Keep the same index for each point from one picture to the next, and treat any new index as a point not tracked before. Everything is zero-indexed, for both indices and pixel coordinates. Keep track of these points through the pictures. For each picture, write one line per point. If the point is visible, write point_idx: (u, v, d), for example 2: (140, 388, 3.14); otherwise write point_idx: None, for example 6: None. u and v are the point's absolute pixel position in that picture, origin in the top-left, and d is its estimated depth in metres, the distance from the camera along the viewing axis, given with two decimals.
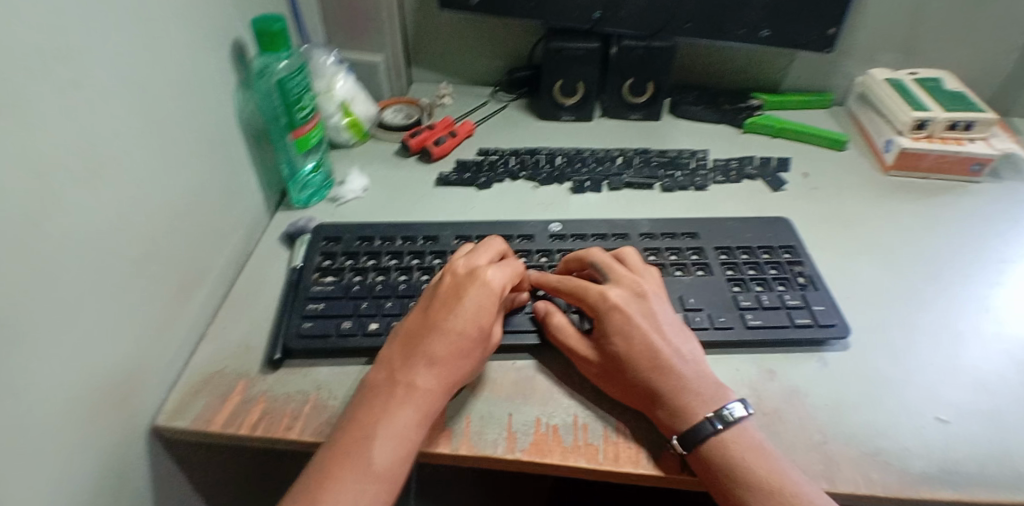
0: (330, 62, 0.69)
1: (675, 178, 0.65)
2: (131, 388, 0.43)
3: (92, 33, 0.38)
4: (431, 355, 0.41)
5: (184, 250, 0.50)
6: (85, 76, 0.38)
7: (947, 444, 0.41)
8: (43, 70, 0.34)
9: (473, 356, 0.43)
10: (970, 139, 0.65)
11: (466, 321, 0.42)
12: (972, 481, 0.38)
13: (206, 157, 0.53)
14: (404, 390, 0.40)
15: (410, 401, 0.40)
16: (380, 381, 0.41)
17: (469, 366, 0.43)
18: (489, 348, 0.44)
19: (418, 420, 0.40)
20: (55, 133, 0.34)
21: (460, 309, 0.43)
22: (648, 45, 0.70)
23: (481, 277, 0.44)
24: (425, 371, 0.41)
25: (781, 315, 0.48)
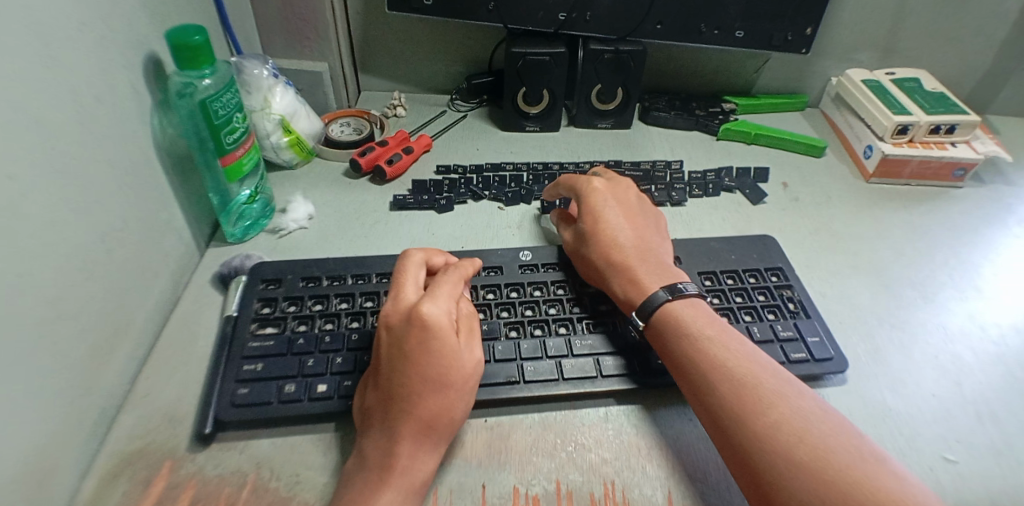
0: (264, 75, 0.60)
1: (651, 193, 0.60)
2: (31, 488, 0.35)
3: None
4: (404, 430, 0.37)
5: (97, 307, 0.42)
6: None
7: (959, 483, 0.40)
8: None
9: (451, 409, 0.39)
10: (952, 143, 0.65)
11: (427, 382, 0.38)
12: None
13: (120, 194, 0.45)
14: (384, 476, 0.36)
15: (395, 485, 0.35)
16: (358, 469, 0.37)
17: (451, 424, 0.39)
18: (468, 395, 0.40)
19: (408, 504, 0.35)
20: None
21: (416, 372, 0.38)
22: (616, 50, 0.65)
23: (428, 329, 0.39)
24: (405, 448, 0.37)
25: (774, 349, 0.45)
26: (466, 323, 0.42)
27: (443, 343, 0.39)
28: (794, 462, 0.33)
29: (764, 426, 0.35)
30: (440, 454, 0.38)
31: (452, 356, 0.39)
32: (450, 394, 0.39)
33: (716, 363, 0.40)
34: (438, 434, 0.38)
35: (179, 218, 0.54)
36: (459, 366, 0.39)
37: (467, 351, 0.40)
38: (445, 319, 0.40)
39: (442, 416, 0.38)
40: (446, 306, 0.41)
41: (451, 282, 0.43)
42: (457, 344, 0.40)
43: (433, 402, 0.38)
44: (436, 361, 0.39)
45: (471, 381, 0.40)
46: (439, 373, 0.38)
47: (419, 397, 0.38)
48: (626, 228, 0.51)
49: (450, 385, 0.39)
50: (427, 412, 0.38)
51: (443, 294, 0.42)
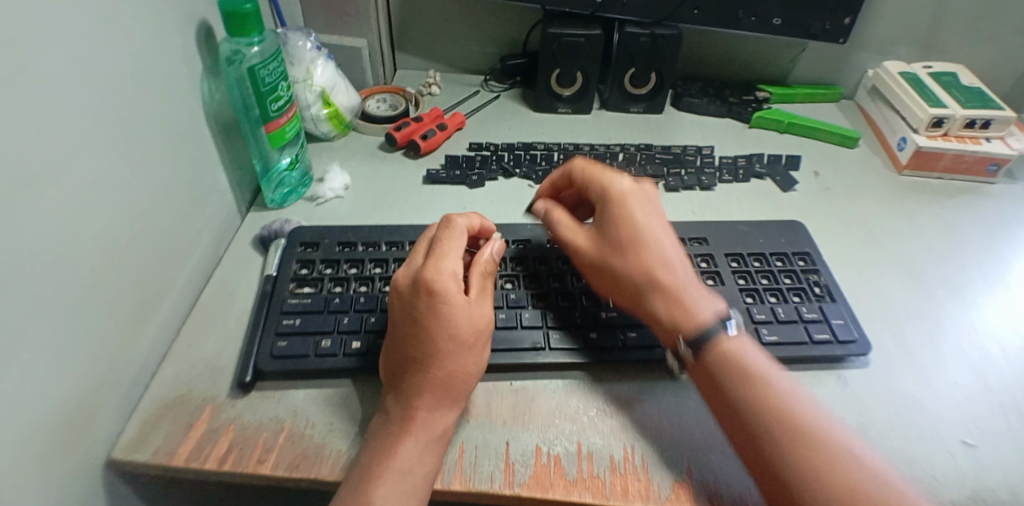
0: (308, 47, 0.62)
1: (680, 177, 0.61)
2: (80, 421, 0.37)
3: (38, 9, 0.33)
4: (420, 387, 0.39)
5: (144, 259, 0.44)
6: (34, 59, 0.32)
7: (980, 469, 0.41)
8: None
9: (464, 366, 0.40)
10: (987, 139, 0.65)
11: (438, 343, 0.40)
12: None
13: (170, 154, 0.47)
14: (403, 427, 0.38)
15: (414, 436, 0.37)
16: (380, 421, 0.39)
17: (466, 380, 0.40)
18: (481, 352, 0.42)
19: (427, 454, 0.37)
20: None
21: (426, 332, 0.40)
22: (651, 33, 0.65)
23: (434, 292, 0.40)
24: (422, 403, 0.39)
25: (798, 330, 0.46)
26: (478, 285, 0.44)
27: (449, 305, 0.41)
28: (825, 467, 0.34)
29: (789, 431, 0.36)
30: (457, 407, 0.40)
31: (461, 317, 0.41)
32: (462, 352, 0.40)
33: (717, 339, 0.41)
34: (454, 392, 0.40)
35: (225, 181, 0.56)
36: (468, 326, 0.41)
37: (477, 311, 0.42)
38: (450, 282, 0.42)
39: (455, 372, 0.40)
40: (454, 270, 0.43)
41: (463, 247, 0.45)
42: (465, 304, 0.41)
43: (446, 360, 0.40)
44: (445, 322, 0.40)
45: (482, 340, 0.42)
46: (448, 333, 0.40)
47: (431, 357, 0.39)
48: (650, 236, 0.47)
49: (461, 344, 0.40)
50: (440, 369, 0.39)
51: (451, 258, 0.43)
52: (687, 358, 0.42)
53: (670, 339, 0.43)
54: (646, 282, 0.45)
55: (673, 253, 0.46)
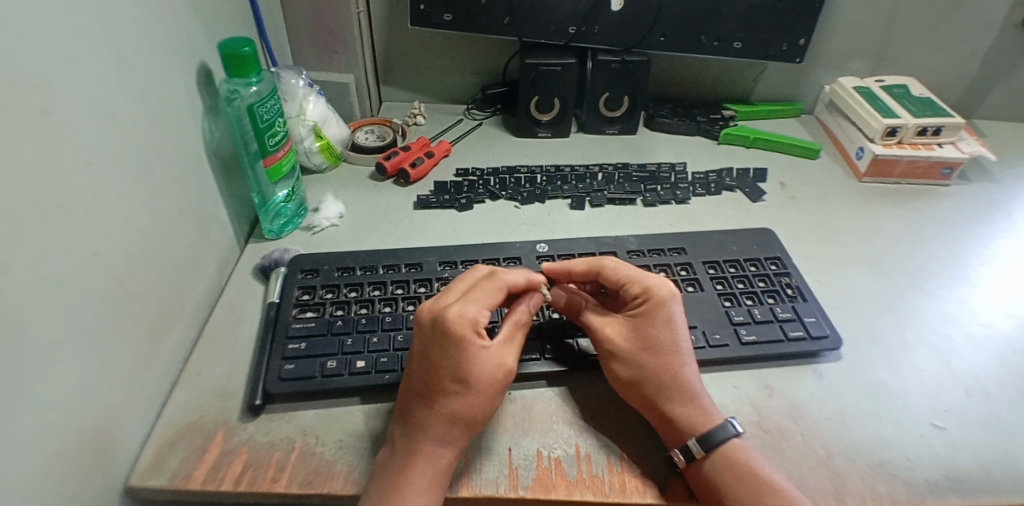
0: (300, 84, 0.65)
1: (657, 192, 0.65)
2: (100, 450, 0.39)
3: (59, 63, 0.36)
4: (427, 423, 0.40)
5: (155, 291, 0.46)
6: (55, 108, 0.35)
7: (951, 450, 0.44)
8: (9, 108, 0.31)
9: (473, 408, 0.41)
10: (939, 144, 0.70)
11: (449, 385, 0.41)
12: (977, 488, 0.42)
13: (175, 191, 0.50)
14: (409, 463, 0.39)
15: (419, 471, 0.39)
16: (388, 456, 0.41)
17: (474, 421, 0.41)
18: (494, 397, 0.42)
19: (433, 488, 0.39)
20: (17, 178, 0.32)
21: (439, 373, 0.41)
22: (623, 60, 0.70)
23: (453, 338, 0.41)
24: (428, 443, 0.40)
25: (774, 328, 0.50)
26: (507, 331, 0.44)
27: (463, 349, 0.41)
28: None
29: (760, 484, 0.39)
30: (462, 445, 0.41)
31: (476, 362, 0.41)
32: (471, 395, 0.41)
33: (726, 447, 0.41)
34: (462, 431, 0.41)
35: (225, 214, 0.59)
36: (482, 371, 0.41)
37: (494, 357, 0.42)
38: (469, 329, 0.42)
39: (463, 414, 0.41)
40: (477, 315, 0.43)
41: (492, 290, 0.45)
42: (483, 349, 0.42)
43: (453, 401, 0.41)
44: (457, 366, 0.41)
45: (497, 387, 0.42)
46: (460, 376, 0.41)
47: (442, 397, 0.41)
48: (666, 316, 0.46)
49: (471, 387, 0.41)
50: (448, 408, 0.41)
51: (474, 302, 0.44)
52: (690, 458, 0.41)
53: (671, 441, 0.42)
54: (665, 388, 0.43)
55: (693, 359, 0.46)
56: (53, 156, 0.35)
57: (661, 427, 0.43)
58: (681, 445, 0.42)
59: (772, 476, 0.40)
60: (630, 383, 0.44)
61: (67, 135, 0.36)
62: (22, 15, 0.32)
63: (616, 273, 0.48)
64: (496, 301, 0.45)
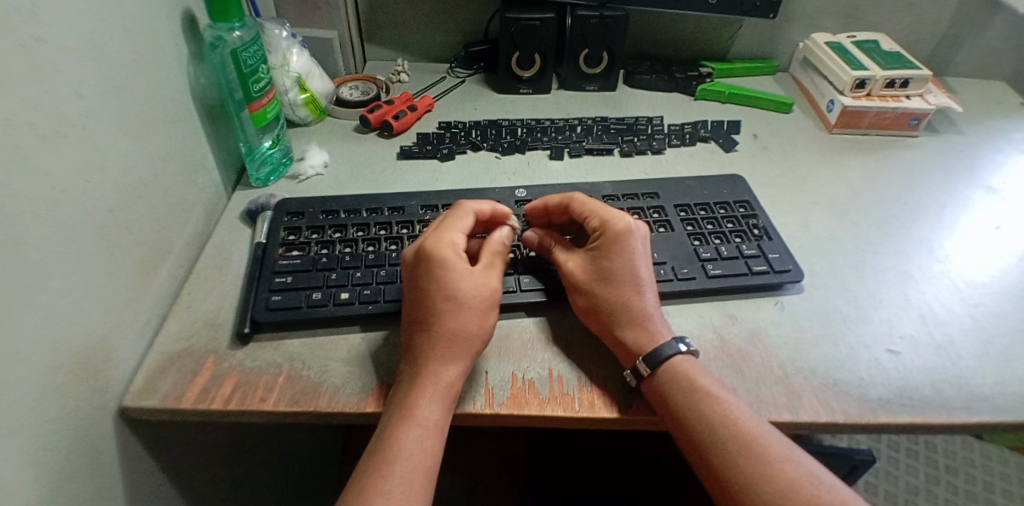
0: (283, 36, 0.67)
1: (634, 143, 0.67)
2: (96, 368, 0.41)
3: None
4: (427, 345, 0.43)
5: (145, 227, 0.48)
6: (46, 35, 0.37)
7: (902, 371, 0.47)
8: (1, 29, 0.33)
9: (467, 324, 0.43)
10: (908, 96, 0.73)
11: (438, 305, 0.43)
12: (925, 402, 0.45)
13: (163, 133, 0.52)
14: (416, 381, 0.41)
15: (426, 388, 0.41)
16: (398, 383, 0.43)
17: (471, 337, 0.43)
18: (486, 314, 0.44)
19: (437, 403, 0.41)
20: (13, 96, 0.34)
21: (428, 295, 0.44)
22: (601, 15, 0.72)
23: (434, 260, 0.45)
24: (430, 362, 0.42)
25: (739, 263, 0.54)
26: (485, 259, 0.47)
27: (444, 270, 0.44)
28: (737, 416, 0.41)
29: (705, 394, 0.42)
30: (467, 362, 0.43)
31: (461, 281, 0.44)
32: (464, 311, 0.44)
33: (671, 362, 0.44)
34: (460, 348, 0.43)
35: (212, 161, 0.60)
36: (469, 289, 0.44)
37: (478, 278, 0.45)
38: (448, 251, 0.46)
39: (460, 331, 0.43)
40: (453, 240, 0.47)
41: (464, 219, 0.49)
42: (465, 270, 0.45)
43: (450, 319, 0.43)
44: (443, 285, 0.44)
45: (486, 304, 0.45)
46: (448, 295, 0.44)
47: (434, 317, 0.43)
48: (624, 243, 0.48)
49: (462, 304, 0.44)
50: (444, 327, 0.43)
51: (451, 230, 0.48)
52: (641, 377, 0.44)
53: (626, 363, 0.45)
54: (617, 314, 0.46)
55: (651, 289, 0.48)
56: (45, 81, 0.37)
57: (616, 350, 0.46)
58: (632, 367, 0.45)
59: (713, 387, 0.43)
60: (586, 312, 0.47)
61: (58, 63, 0.38)
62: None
63: (582, 204, 0.52)
64: (468, 227, 0.49)
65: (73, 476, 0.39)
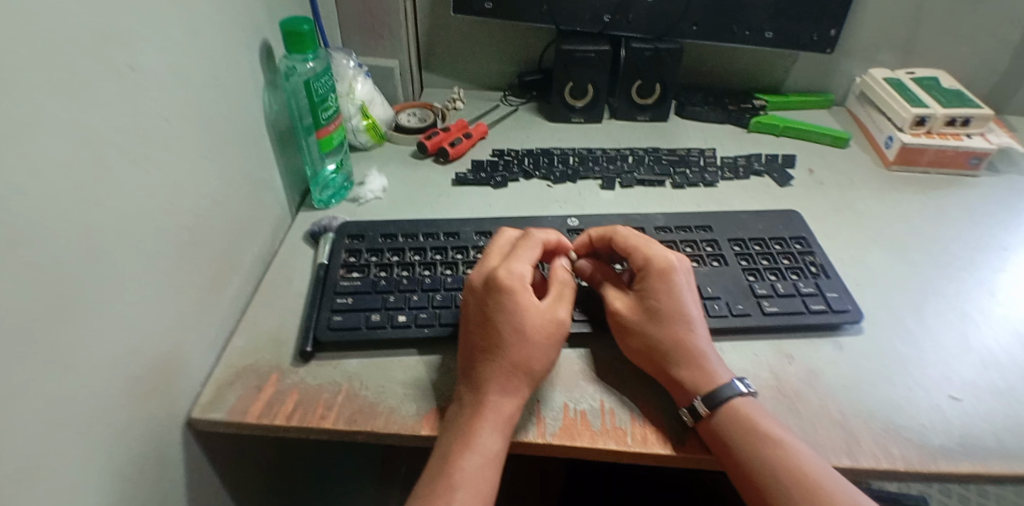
0: (349, 65, 0.71)
1: (686, 174, 0.68)
2: (168, 379, 0.44)
3: (145, 28, 0.40)
4: (490, 376, 0.43)
5: (218, 245, 0.51)
6: (140, 65, 0.40)
7: (964, 419, 0.45)
8: (101, 60, 0.36)
9: (531, 358, 0.44)
10: (968, 134, 0.71)
11: (505, 337, 0.44)
12: (988, 453, 0.43)
13: (237, 156, 0.54)
14: (478, 411, 0.42)
15: (488, 418, 0.41)
16: (457, 410, 0.43)
17: (533, 370, 0.44)
18: (549, 348, 0.45)
19: (497, 434, 0.41)
20: (108, 123, 0.36)
21: (495, 325, 0.44)
22: (655, 48, 0.73)
23: (504, 292, 0.45)
24: (492, 394, 0.42)
25: (796, 302, 0.53)
26: (556, 289, 0.48)
27: (514, 302, 0.45)
28: (802, 462, 0.40)
29: (767, 436, 0.41)
30: (525, 394, 0.44)
31: (529, 314, 0.45)
32: (528, 344, 0.44)
33: (733, 403, 0.43)
34: (522, 380, 0.44)
35: (279, 182, 0.63)
36: (535, 322, 0.45)
37: (545, 310, 0.46)
38: (519, 283, 0.46)
39: (523, 364, 0.44)
40: (522, 271, 0.47)
41: (529, 248, 0.49)
42: (534, 302, 0.46)
43: (514, 352, 0.44)
44: (512, 318, 0.44)
45: (549, 337, 0.45)
46: (515, 328, 0.44)
47: (500, 350, 0.44)
48: (673, 282, 0.48)
49: (527, 337, 0.44)
50: (508, 359, 0.43)
51: (518, 261, 0.48)
52: (698, 416, 0.43)
53: (681, 401, 0.45)
54: (669, 355, 0.46)
55: (702, 326, 0.48)
56: (136, 109, 0.39)
57: (671, 389, 0.45)
58: (689, 404, 0.44)
59: (773, 429, 0.42)
60: (640, 353, 0.47)
61: (148, 92, 0.41)
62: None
63: (626, 241, 0.51)
64: (535, 257, 0.49)
65: (140, 481, 0.41)
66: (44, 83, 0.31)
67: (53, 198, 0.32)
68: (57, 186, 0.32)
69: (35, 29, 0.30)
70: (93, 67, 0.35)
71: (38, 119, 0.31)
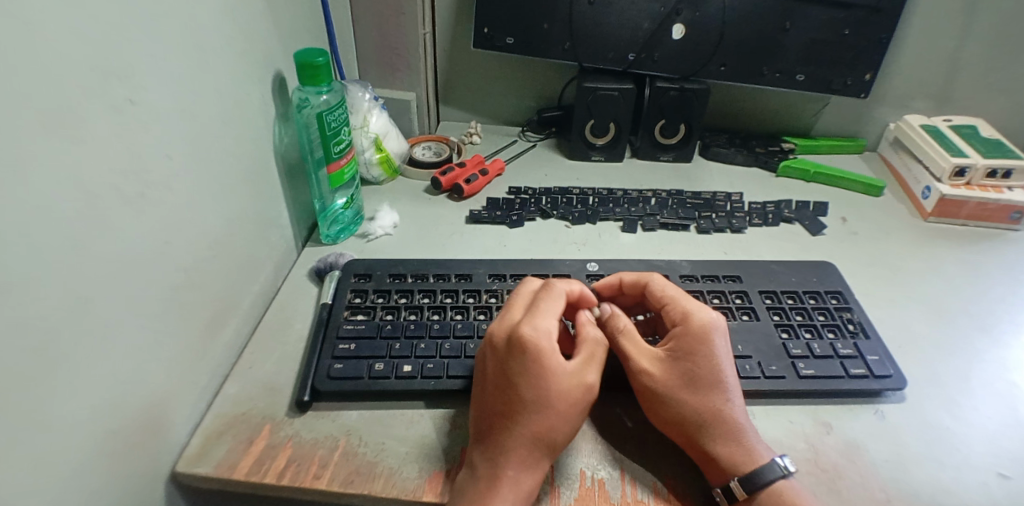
0: (365, 98, 0.69)
1: (711, 219, 0.66)
2: (153, 431, 0.40)
3: (151, 58, 0.39)
4: (508, 447, 0.39)
5: (218, 282, 0.49)
6: (142, 97, 0.38)
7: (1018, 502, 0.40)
8: (100, 92, 0.34)
9: (554, 429, 0.40)
10: (1009, 187, 0.68)
11: (527, 406, 0.40)
12: None
13: (243, 188, 0.52)
14: (492, 486, 0.38)
15: (503, 496, 0.37)
16: (467, 478, 0.39)
17: (556, 442, 0.40)
18: (575, 417, 0.41)
19: None
20: (105, 158, 0.34)
21: (517, 391, 0.40)
22: (680, 88, 0.74)
23: (528, 353, 0.41)
24: (507, 467, 0.39)
25: (834, 364, 0.48)
26: (586, 351, 0.43)
27: (540, 366, 0.40)
28: None
29: None
30: (545, 468, 0.40)
31: (555, 379, 0.40)
32: (552, 414, 0.40)
33: (774, 487, 0.39)
34: (542, 454, 0.40)
35: (286, 216, 0.61)
36: (561, 388, 0.40)
37: (574, 374, 0.41)
38: (546, 343, 0.41)
39: (546, 434, 0.40)
40: (548, 327, 0.42)
41: (556, 301, 0.45)
42: (561, 365, 0.41)
43: (537, 423, 0.39)
44: (537, 384, 0.40)
45: (577, 406, 0.41)
46: (540, 396, 0.40)
47: (520, 418, 0.40)
48: (715, 347, 0.43)
49: (552, 406, 0.40)
50: (530, 430, 0.39)
51: (545, 315, 0.43)
52: (733, 498, 0.39)
53: (714, 479, 0.40)
54: (707, 426, 0.41)
55: (738, 393, 0.43)
56: (135, 145, 0.37)
57: (703, 464, 0.41)
58: (723, 484, 0.40)
59: None
60: (671, 422, 0.42)
61: (149, 127, 0.39)
62: (122, 14, 0.35)
63: (663, 294, 0.48)
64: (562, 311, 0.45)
65: None
66: (36, 121, 0.29)
67: (37, 242, 0.29)
68: (40, 227, 0.30)
69: (29, 65, 0.28)
70: (92, 104, 0.33)
71: (25, 160, 0.28)
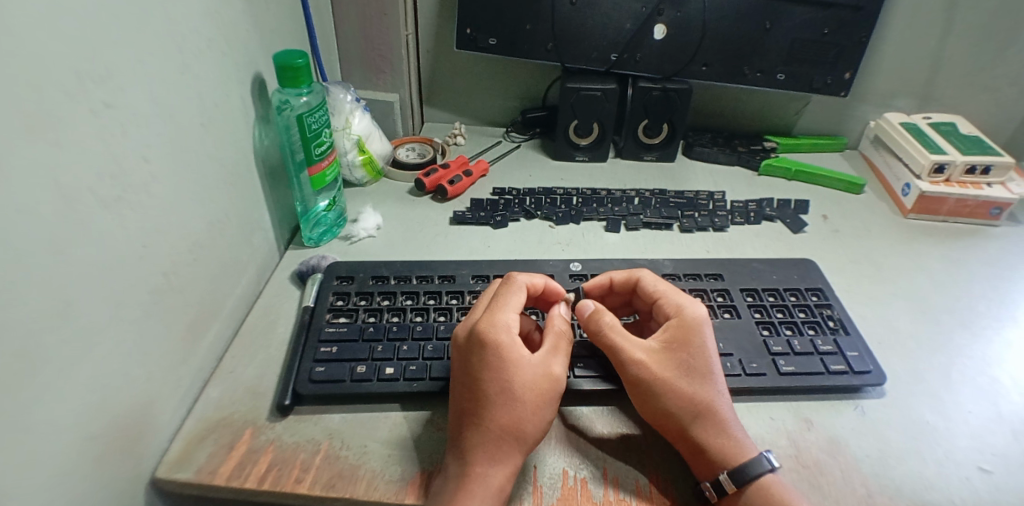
0: (347, 99, 0.69)
1: (694, 218, 0.66)
2: (132, 438, 0.40)
3: (128, 60, 0.38)
4: (477, 442, 0.39)
5: (199, 286, 0.48)
6: (119, 99, 0.37)
7: (996, 494, 0.41)
8: (75, 95, 0.33)
9: (523, 421, 0.40)
10: (988, 184, 0.69)
11: (491, 398, 0.40)
12: None
13: (223, 191, 0.52)
14: (462, 485, 0.38)
15: (475, 494, 0.37)
16: (442, 481, 0.39)
17: (524, 433, 0.40)
18: (544, 408, 0.41)
19: None
20: (80, 162, 0.34)
21: (483, 384, 0.40)
22: (663, 88, 0.74)
23: (489, 347, 0.41)
24: (478, 462, 0.38)
25: (814, 361, 0.49)
26: (547, 341, 0.44)
27: (502, 358, 0.41)
28: None
29: None
30: (517, 461, 0.39)
31: (518, 370, 0.41)
32: (517, 406, 0.40)
33: (761, 481, 0.39)
34: (513, 446, 0.39)
35: (268, 219, 0.61)
36: (527, 378, 0.41)
37: (539, 365, 0.42)
38: (505, 335, 0.42)
39: (515, 427, 0.39)
40: (509, 320, 0.43)
41: (516, 294, 0.45)
42: (526, 356, 0.42)
43: (503, 415, 0.39)
44: (501, 376, 0.40)
45: (545, 395, 0.41)
46: (505, 387, 0.40)
47: (487, 412, 0.40)
48: (707, 341, 0.44)
49: (518, 397, 0.40)
50: (496, 423, 0.39)
51: (504, 309, 0.44)
52: (723, 492, 0.39)
53: (703, 474, 0.40)
54: (700, 416, 0.41)
55: (724, 388, 0.44)
56: (113, 150, 0.37)
57: (693, 457, 0.41)
58: (712, 478, 0.40)
59: None
60: (664, 413, 0.42)
61: (126, 129, 0.38)
62: (99, 17, 0.35)
63: (654, 288, 0.48)
64: (523, 303, 0.45)
65: None
66: (10, 126, 0.29)
67: (12, 247, 0.29)
68: (14, 231, 0.29)
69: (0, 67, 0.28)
70: (65, 106, 0.32)
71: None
